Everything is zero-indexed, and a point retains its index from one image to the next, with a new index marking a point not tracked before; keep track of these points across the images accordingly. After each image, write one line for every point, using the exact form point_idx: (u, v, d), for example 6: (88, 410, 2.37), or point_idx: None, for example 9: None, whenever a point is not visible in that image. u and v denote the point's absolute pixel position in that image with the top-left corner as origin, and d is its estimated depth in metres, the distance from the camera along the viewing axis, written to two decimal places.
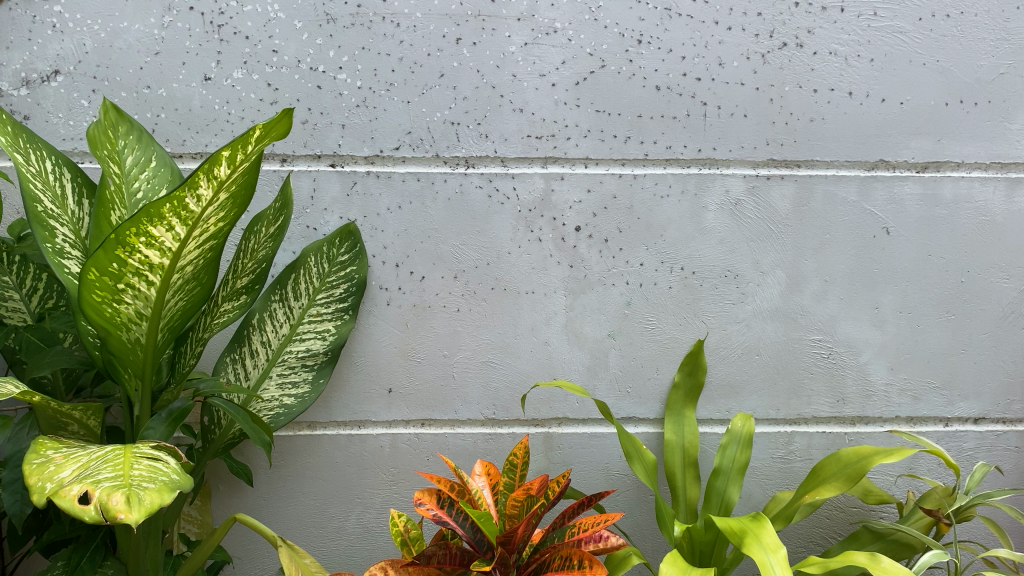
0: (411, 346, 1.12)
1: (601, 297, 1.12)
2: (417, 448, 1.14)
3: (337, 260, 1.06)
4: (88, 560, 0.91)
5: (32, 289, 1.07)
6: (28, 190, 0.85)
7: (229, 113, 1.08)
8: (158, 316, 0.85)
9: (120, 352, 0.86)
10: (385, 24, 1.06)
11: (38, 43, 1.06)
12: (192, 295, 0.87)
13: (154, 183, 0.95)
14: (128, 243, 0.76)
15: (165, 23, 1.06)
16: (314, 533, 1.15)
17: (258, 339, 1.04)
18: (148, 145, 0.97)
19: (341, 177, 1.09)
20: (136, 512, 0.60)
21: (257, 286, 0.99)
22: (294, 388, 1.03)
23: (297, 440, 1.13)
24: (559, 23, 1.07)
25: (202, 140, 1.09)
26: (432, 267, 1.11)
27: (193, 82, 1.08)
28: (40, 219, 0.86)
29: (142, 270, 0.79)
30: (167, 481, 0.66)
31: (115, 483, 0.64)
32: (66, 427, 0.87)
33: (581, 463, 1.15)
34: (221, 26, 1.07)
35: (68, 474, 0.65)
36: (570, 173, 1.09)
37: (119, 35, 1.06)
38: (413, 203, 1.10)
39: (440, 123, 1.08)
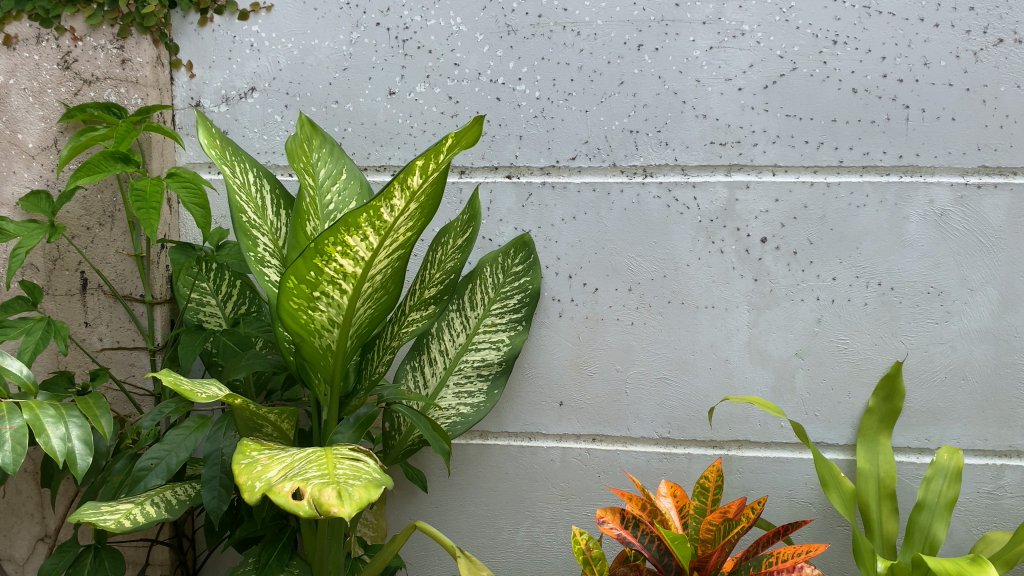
0: (584, 360, 1.10)
1: (789, 313, 1.05)
2: (588, 464, 1.11)
3: (512, 270, 1.06)
4: (276, 560, 0.95)
5: (227, 295, 1.12)
6: (234, 202, 0.90)
7: (411, 127, 1.10)
8: (348, 324, 0.88)
9: (312, 357, 0.90)
10: (565, 33, 1.05)
11: (237, 61, 1.12)
12: (380, 303, 0.91)
13: (344, 196, 0.99)
14: (325, 252, 0.80)
15: (353, 40, 1.10)
16: (484, 544, 1.15)
17: (436, 347, 1.06)
18: (339, 159, 1.02)
19: (517, 189, 1.09)
20: (348, 506, 0.60)
21: (445, 297, 0.97)
22: (471, 398, 1.04)
23: (470, 448, 1.13)
24: (748, 25, 1.02)
25: (386, 153, 1.11)
26: (607, 279, 1.08)
27: (378, 97, 1.10)
28: (244, 228, 0.91)
29: (337, 279, 0.83)
30: (371, 478, 0.66)
31: (324, 480, 0.65)
32: (261, 429, 0.90)
33: (762, 488, 1.08)
34: (406, 41, 1.09)
35: (275, 474, 0.69)
36: (757, 181, 1.04)
37: (311, 52, 1.11)
38: (589, 213, 1.08)
39: (618, 131, 1.06)
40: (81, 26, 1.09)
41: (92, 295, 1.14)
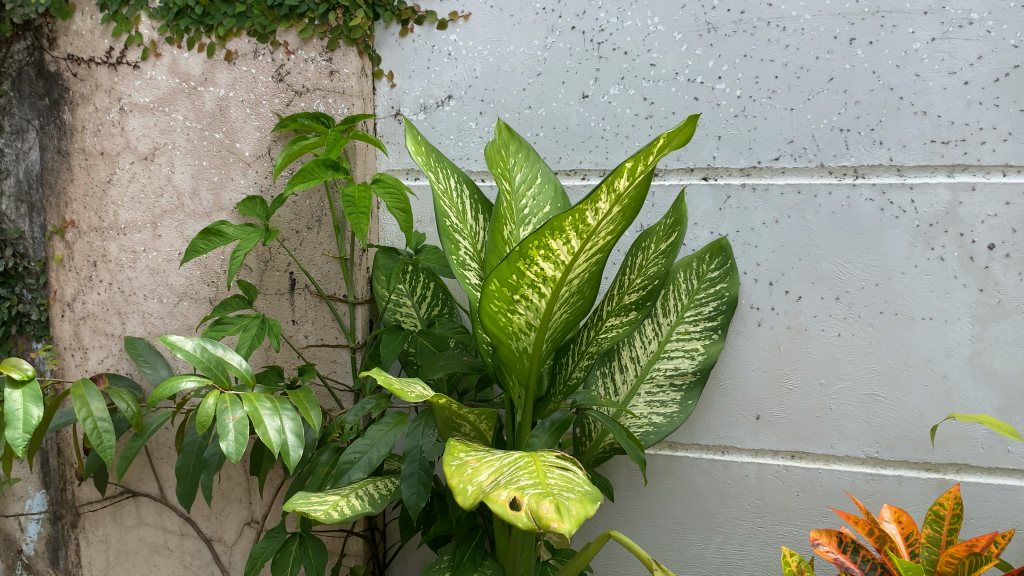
0: (783, 373, 1.05)
1: (1020, 327, 0.96)
2: (786, 481, 1.06)
3: (707, 276, 1.02)
4: (470, 558, 0.96)
5: (421, 296, 1.16)
6: (439, 206, 0.93)
7: (604, 130, 1.09)
8: (545, 327, 0.88)
9: (509, 359, 0.91)
10: (770, 29, 1.01)
11: (435, 70, 1.17)
12: (576, 308, 0.90)
13: (538, 201, 0.99)
14: (528, 256, 0.79)
15: (548, 44, 1.10)
16: (673, 558, 1.12)
17: (627, 354, 1.04)
18: (534, 163, 1.02)
19: (715, 191, 1.06)
20: (568, 523, 0.59)
21: (648, 303, 0.92)
22: (663, 407, 1.02)
23: (659, 459, 1.11)
24: (976, 13, 0.94)
25: (577, 157, 1.11)
26: (811, 287, 1.03)
27: (572, 100, 1.10)
28: (448, 232, 0.93)
29: (537, 282, 0.82)
30: (585, 491, 0.65)
31: (539, 490, 0.64)
32: (460, 428, 0.92)
33: (985, 518, 1.00)
34: (601, 43, 1.08)
35: (486, 478, 0.70)
36: (984, 182, 0.96)
37: (506, 58, 1.13)
38: (793, 217, 1.03)
39: (827, 130, 1.00)
40: (294, 40, 1.16)
41: (299, 295, 1.22)
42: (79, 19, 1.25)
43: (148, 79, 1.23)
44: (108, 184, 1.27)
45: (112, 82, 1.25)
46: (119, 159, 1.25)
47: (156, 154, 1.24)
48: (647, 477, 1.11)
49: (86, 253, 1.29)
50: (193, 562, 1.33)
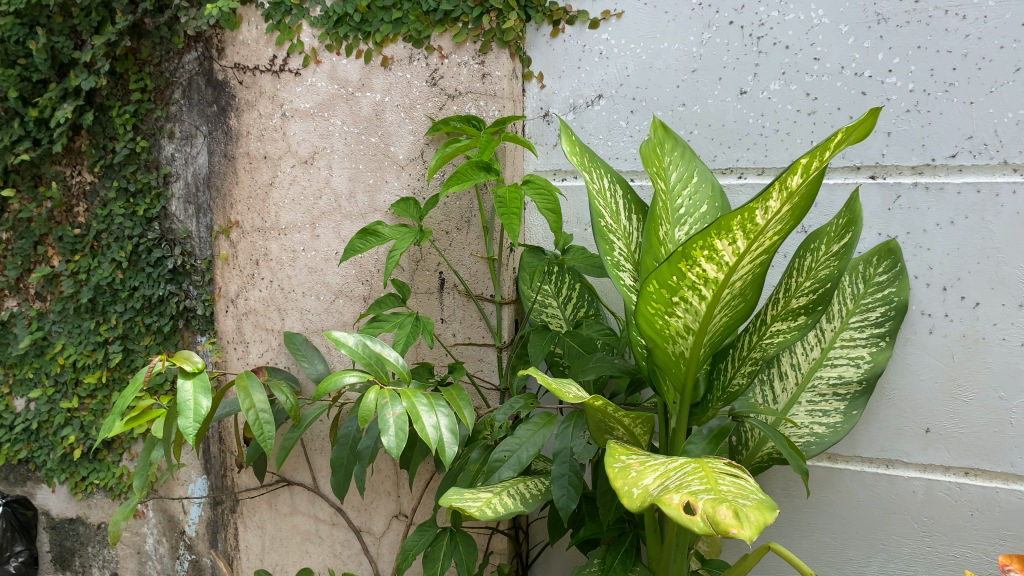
0: (957, 384, 0.99)
1: None
2: (958, 501, 0.99)
3: (873, 280, 0.97)
4: (620, 562, 0.96)
5: (567, 297, 1.15)
6: (594, 206, 0.92)
7: (763, 127, 1.06)
8: (704, 331, 0.85)
9: (665, 363, 0.88)
10: (947, 18, 0.95)
11: (586, 70, 1.16)
12: (737, 311, 0.86)
13: (694, 201, 0.97)
14: (691, 257, 0.78)
15: (704, 40, 1.08)
16: (831, 573, 1.08)
17: (788, 361, 1.00)
18: (691, 162, 0.99)
19: (883, 190, 1.01)
20: (748, 528, 0.58)
21: (818, 308, 0.88)
22: (826, 417, 0.97)
23: (817, 471, 1.07)
24: None
25: (734, 155, 1.08)
26: (990, 293, 0.96)
27: (728, 97, 1.07)
28: (602, 233, 0.92)
29: (698, 284, 0.80)
30: (761, 497, 0.63)
31: (714, 495, 0.63)
32: (613, 431, 0.90)
33: None
34: (761, 38, 1.04)
35: (652, 482, 0.69)
36: None
37: (659, 55, 1.11)
38: (971, 217, 0.96)
39: (1011, 125, 0.93)
40: (447, 43, 1.19)
41: (447, 294, 1.24)
42: (245, 29, 1.36)
43: (308, 85, 1.31)
44: (271, 186, 1.38)
45: (275, 88, 1.35)
46: (280, 162, 1.36)
47: (315, 157, 1.33)
48: (809, 489, 1.07)
49: (249, 252, 1.42)
50: (342, 551, 1.38)
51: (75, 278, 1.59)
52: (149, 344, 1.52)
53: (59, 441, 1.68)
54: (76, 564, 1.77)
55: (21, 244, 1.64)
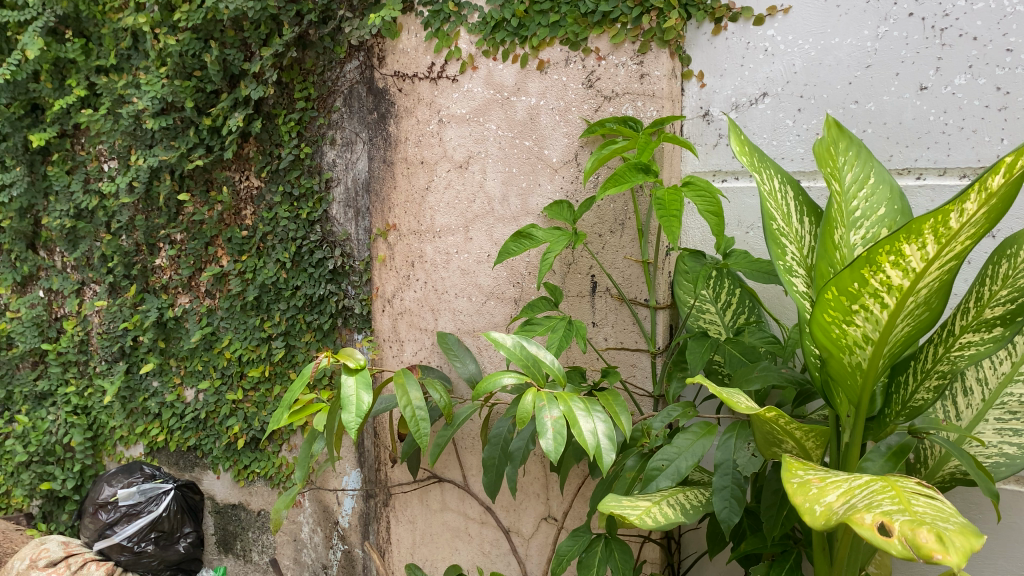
0: None
1: None
2: None
3: None
4: None
5: (726, 303, 1.12)
6: (766, 209, 0.88)
7: (945, 124, 0.99)
8: (885, 342, 0.79)
9: (840, 374, 0.84)
10: None
11: (750, 68, 1.12)
12: (921, 321, 0.80)
13: (872, 202, 0.91)
14: (876, 262, 0.73)
15: (880, 34, 1.02)
16: None
17: (973, 375, 0.94)
18: (866, 162, 0.93)
19: None
20: (954, 554, 0.54)
21: (1015, 319, 0.81)
22: (1018, 438, 0.89)
23: (1005, 495, 1.00)
24: None
25: (911, 154, 1.01)
26: None
27: (906, 93, 1.01)
28: (774, 236, 0.88)
29: (881, 291, 0.75)
30: (965, 521, 0.58)
31: (910, 516, 0.59)
32: (782, 443, 0.87)
33: None
34: (944, 29, 0.97)
35: (836, 499, 0.66)
36: None
37: (830, 51, 1.06)
38: None
39: None
40: (605, 45, 1.19)
41: (600, 297, 1.23)
42: (406, 38, 1.40)
43: (465, 91, 1.34)
44: (428, 190, 1.42)
45: (432, 95, 1.39)
46: (437, 167, 1.40)
47: (470, 162, 1.36)
48: (999, 513, 1.00)
49: (406, 254, 1.47)
50: (491, 550, 1.39)
51: (242, 277, 1.69)
52: (309, 341, 1.61)
53: (226, 430, 1.80)
54: (239, 547, 1.87)
55: (193, 245, 1.77)
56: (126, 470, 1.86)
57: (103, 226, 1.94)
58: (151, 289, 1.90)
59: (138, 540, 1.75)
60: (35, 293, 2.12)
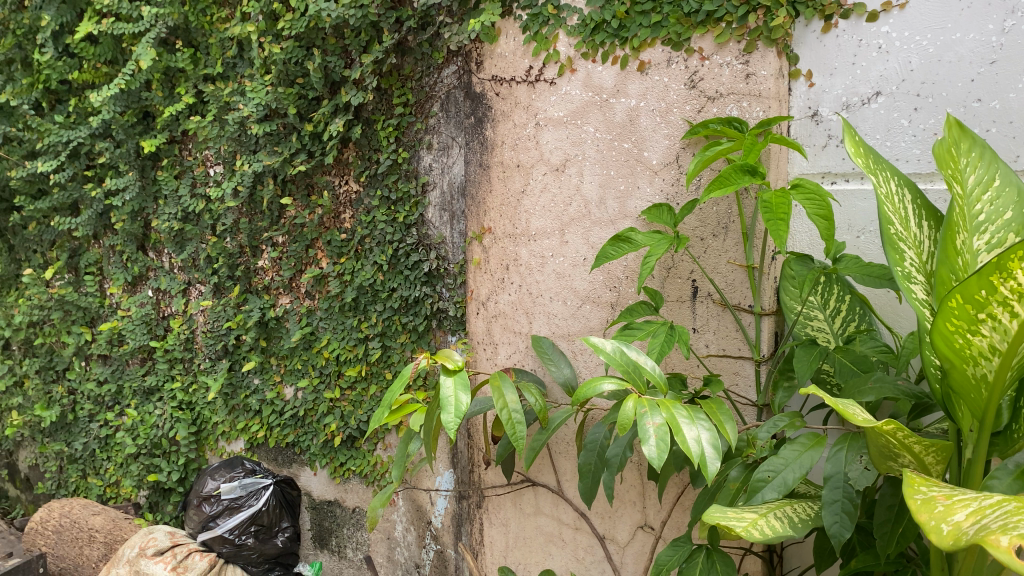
0: None
1: None
2: None
3: None
4: None
5: (835, 310, 1.08)
6: (882, 212, 0.85)
7: None
8: (1014, 354, 0.74)
9: (962, 387, 0.79)
10: None
11: (862, 66, 1.08)
12: None
13: (997, 206, 0.83)
14: (1006, 268, 0.69)
15: (1006, 28, 0.97)
16: None
17: None
18: (991, 162, 0.85)
19: None
20: None
21: None
22: None
23: None
24: None
25: None
26: None
27: None
28: (891, 241, 0.84)
29: (1011, 300, 0.70)
30: None
31: None
32: (897, 458, 0.82)
33: None
34: None
35: (964, 518, 0.62)
36: None
37: (951, 47, 1.01)
38: None
39: None
40: (709, 45, 1.17)
41: (701, 303, 1.20)
42: (504, 42, 1.40)
43: (563, 94, 1.33)
44: (524, 193, 1.42)
45: (530, 99, 1.38)
46: (533, 170, 1.40)
47: (567, 165, 1.35)
48: None
49: (501, 257, 1.47)
50: (585, 557, 1.37)
51: (341, 278, 1.73)
52: (405, 342, 1.63)
53: (323, 428, 1.84)
54: (334, 543, 1.92)
55: (295, 247, 1.82)
56: (228, 464, 1.92)
57: (209, 229, 2.02)
58: (253, 290, 1.96)
59: (239, 532, 1.80)
60: (145, 293, 2.22)
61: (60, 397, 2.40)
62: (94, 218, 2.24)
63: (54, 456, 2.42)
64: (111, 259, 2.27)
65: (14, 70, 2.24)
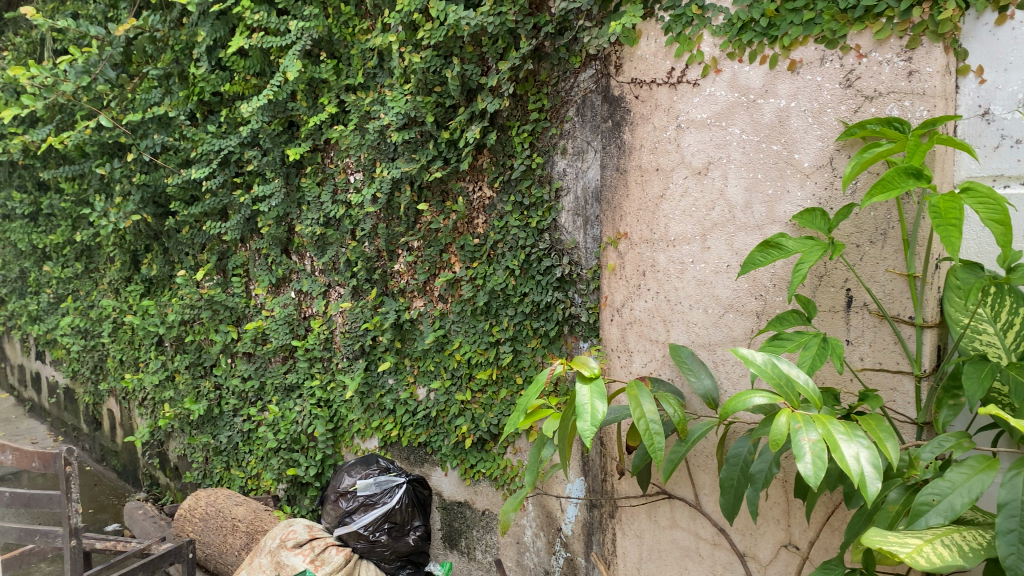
0: None
1: None
2: None
3: None
4: None
5: (1007, 323, 0.98)
6: None
7: None
8: None
9: None
10: None
11: None
12: None
13: None
14: None
15: None
16: None
17: None
18: None
19: None
20: None
21: None
22: None
23: None
24: None
25: None
26: None
27: None
28: None
29: None
30: None
31: None
32: None
33: None
34: None
35: None
36: None
37: None
38: None
39: None
40: (867, 42, 1.11)
41: (856, 313, 1.14)
42: (645, 44, 1.38)
43: (706, 95, 1.30)
44: (663, 198, 1.39)
45: (671, 101, 1.35)
46: (673, 174, 1.37)
47: (709, 168, 1.31)
48: None
49: (637, 263, 1.44)
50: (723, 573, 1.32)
51: (473, 283, 1.75)
52: (535, 347, 1.64)
53: (455, 429, 1.86)
54: (463, 544, 1.94)
55: (431, 252, 1.85)
56: (364, 461, 1.98)
57: (348, 234, 2.08)
58: (389, 293, 2.01)
59: (374, 529, 1.84)
60: (287, 294, 2.31)
61: (208, 391, 2.55)
62: (242, 223, 2.36)
63: (202, 447, 2.56)
64: (256, 261, 2.39)
65: (172, 83, 2.44)
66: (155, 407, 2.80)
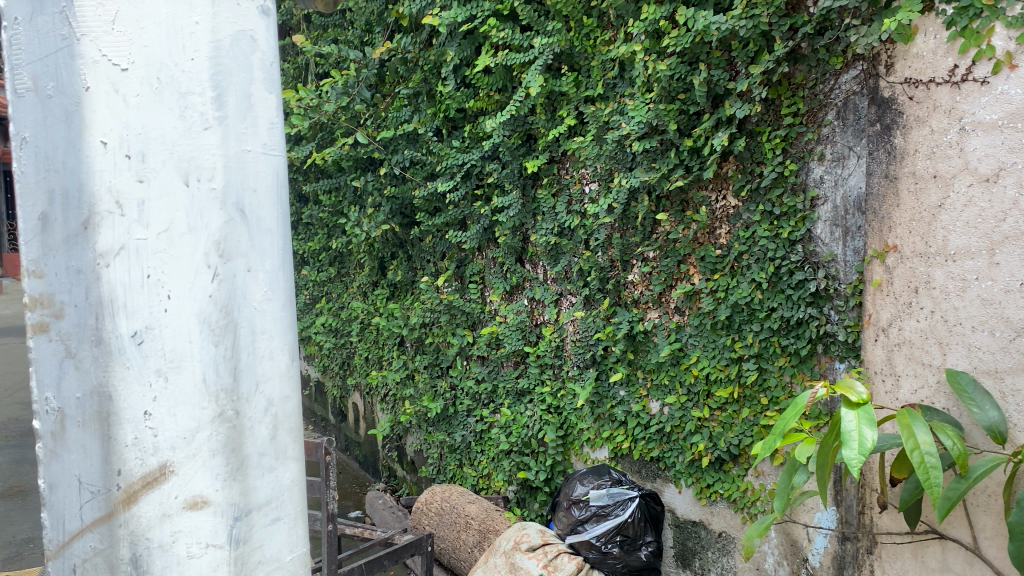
0: None
1: None
2: None
3: None
4: None
5: None
6: None
7: None
8: None
9: None
10: None
11: None
12: None
13: None
14: None
15: None
16: None
17: None
18: None
19: None
20: None
21: None
22: None
23: None
24: None
25: None
26: None
27: None
28: None
29: None
30: None
31: None
32: None
33: None
34: None
35: None
36: None
37: None
38: None
39: None
40: None
41: None
42: (921, 40, 1.28)
43: (999, 94, 1.19)
44: (940, 209, 1.27)
45: (953, 101, 1.25)
46: (954, 181, 1.25)
47: (999, 175, 1.19)
48: None
49: (908, 279, 1.33)
50: None
51: (714, 296, 1.70)
52: (783, 365, 1.56)
53: (690, 446, 1.81)
54: (697, 564, 1.87)
55: (667, 263, 1.81)
56: (596, 471, 1.97)
57: (583, 243, 2.09)
58: (624, 303, 2.00)
59: (606, 540, 1.80)
60: (521, 302, 2.37)
61: (444, 391, 2.67)
62: (481, 232, 2.45)
63: (437, 444, 2.69)
64: (492, 269, 2.48)
65: (421, 101, 2.59)
66: (395, 403, 2.98)
